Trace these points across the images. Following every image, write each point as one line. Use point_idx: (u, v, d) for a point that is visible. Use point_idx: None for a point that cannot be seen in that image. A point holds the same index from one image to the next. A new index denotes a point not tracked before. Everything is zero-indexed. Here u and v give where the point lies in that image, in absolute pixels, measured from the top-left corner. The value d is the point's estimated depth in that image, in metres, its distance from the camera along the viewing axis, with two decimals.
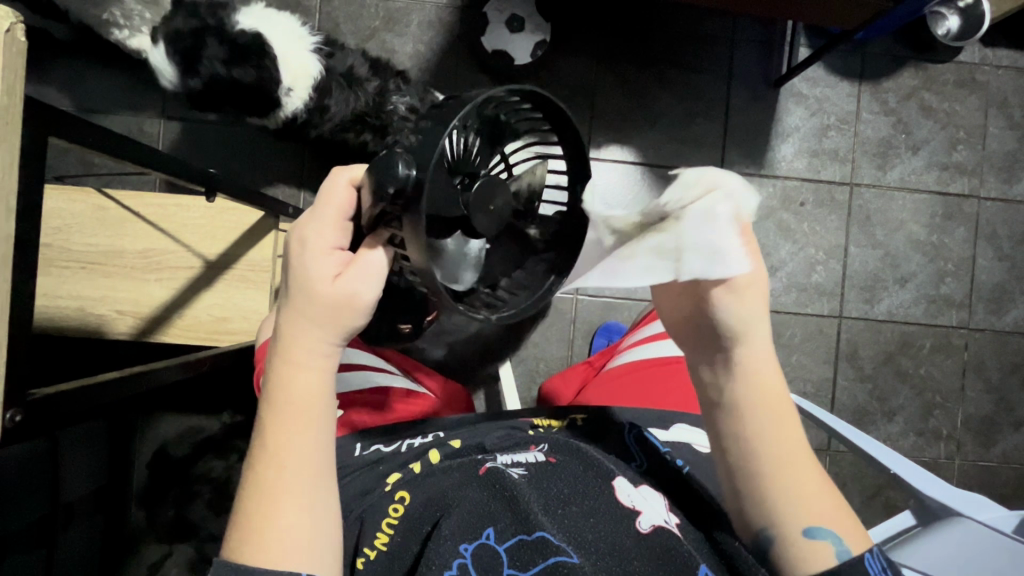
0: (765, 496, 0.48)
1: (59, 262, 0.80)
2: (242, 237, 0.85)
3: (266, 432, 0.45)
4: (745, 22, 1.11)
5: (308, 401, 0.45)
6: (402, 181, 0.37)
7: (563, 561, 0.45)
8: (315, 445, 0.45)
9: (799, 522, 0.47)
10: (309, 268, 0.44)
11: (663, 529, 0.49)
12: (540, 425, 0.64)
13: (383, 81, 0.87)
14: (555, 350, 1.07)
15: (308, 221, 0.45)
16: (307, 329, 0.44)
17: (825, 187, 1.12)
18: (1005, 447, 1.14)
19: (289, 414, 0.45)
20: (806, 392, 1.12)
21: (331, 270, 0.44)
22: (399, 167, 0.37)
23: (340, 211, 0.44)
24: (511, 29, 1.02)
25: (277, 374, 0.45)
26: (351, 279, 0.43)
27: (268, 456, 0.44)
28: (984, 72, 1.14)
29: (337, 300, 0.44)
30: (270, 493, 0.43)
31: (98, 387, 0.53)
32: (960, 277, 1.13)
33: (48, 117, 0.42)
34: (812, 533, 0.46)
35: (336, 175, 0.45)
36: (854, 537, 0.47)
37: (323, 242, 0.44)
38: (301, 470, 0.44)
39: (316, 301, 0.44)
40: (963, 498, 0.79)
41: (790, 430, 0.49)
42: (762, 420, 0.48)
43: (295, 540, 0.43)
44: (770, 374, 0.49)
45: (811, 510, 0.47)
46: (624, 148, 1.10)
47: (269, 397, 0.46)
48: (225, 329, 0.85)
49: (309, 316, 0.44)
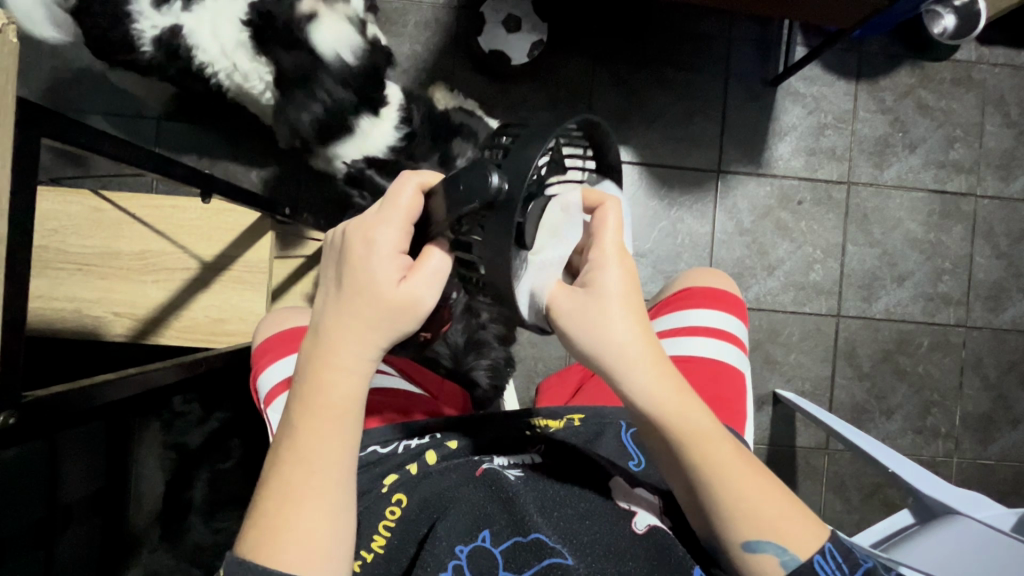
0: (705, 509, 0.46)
1: (55, 264, 0.81)
2: (239, 238, 0.85)
3: (297, 431, 0.43)
4: (742, 21, 1.11)
5: (345, 404, 0.44)
6: (494, 192, 0.35)
7: (557, 562, 0.45)
8: (344, 450, 0.44)
9: (738, 535, 0.44)
10: (369, 268, 0.42)
11: (658, 529, 0.50)
12: (536, 425, 0.62)
13: (446, 150, 0.87)
14: (554, 350, 1.08)
15: (374, 221, 0.43)
16: (357, 332, 0.43)
17: (822, 185, 1.13)
18: (1003, 444, 1.15)
19: (326, 418, 0.43)
20: (804, 390, 1.13)
21: (394, 274, 0.42)
22: (492, 178, 0.35)
23: (407, 214, 0.42)
24: (507, 29, 1.02)
25: (317, 374, 0.43)
26: (415, 285, 0.42)
27: (299, 456, 0.43)
28: (980, 70, 1.14)
29: (395, 306, 0.42)
30: (291, 496, 0.42)
31: (95, 389, 0.53)
32: (957, 275, 1.14)
33: (42, 119, 0.42)
34: (752, 548, 0.44)
35: (405, 178, 0.43)
36: (799, 543, 0.43)
37: (389, 243, 0.42)
38: (329, 474, 0.43)
39: (373, 303, 0.42)
40: (963, 497, 0.80)
41: (713, 439, 0.46)
42: (685, 446, 0.46)
43: (313, 545, 0.42)
44: (672, 386, 0.46)
45: (752, 524, 0.44)
46: (621, 148, 1.10)
47: (305, 397, 0.44)
48: (222, 330, 0.84)
49: (363, 318, 0.42)
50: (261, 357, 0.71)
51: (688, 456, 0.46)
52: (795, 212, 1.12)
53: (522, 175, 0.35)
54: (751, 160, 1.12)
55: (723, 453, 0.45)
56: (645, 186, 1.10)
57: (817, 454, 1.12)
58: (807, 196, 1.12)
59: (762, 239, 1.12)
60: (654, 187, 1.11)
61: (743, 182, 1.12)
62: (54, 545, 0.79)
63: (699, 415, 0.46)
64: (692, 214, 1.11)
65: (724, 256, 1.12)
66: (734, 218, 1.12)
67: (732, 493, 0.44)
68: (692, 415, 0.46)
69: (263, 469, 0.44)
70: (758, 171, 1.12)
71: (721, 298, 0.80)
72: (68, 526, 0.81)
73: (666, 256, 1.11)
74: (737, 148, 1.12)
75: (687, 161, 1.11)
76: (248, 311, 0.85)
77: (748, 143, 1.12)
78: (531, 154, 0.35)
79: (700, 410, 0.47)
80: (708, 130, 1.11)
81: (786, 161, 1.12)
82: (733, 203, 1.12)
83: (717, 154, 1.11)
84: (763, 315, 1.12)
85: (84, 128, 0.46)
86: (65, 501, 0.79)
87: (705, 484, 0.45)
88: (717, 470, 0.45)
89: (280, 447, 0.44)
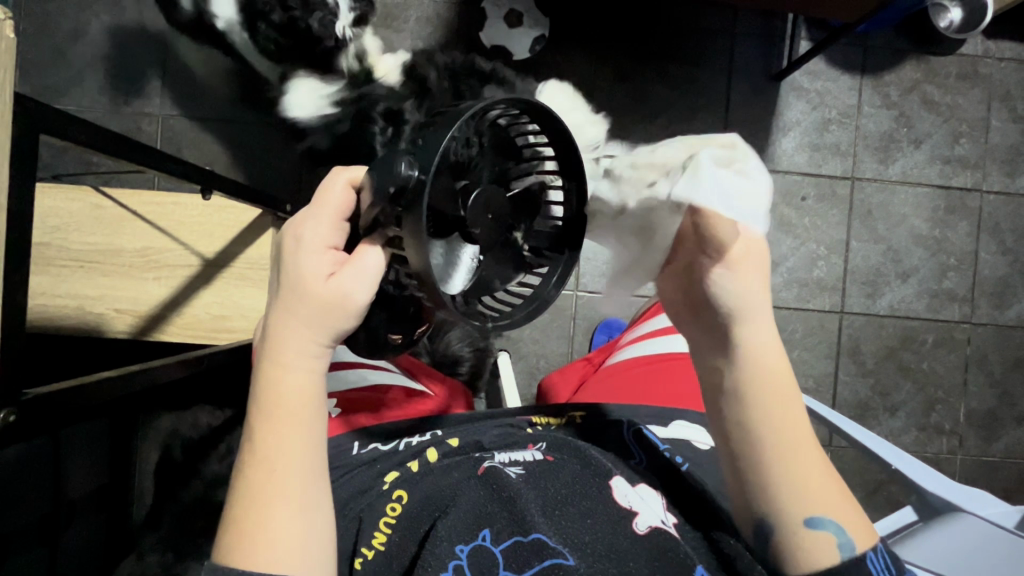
0: (784, 466, 0.47)
1: (57, 261, 0.80)
2: (239, 235, 0.84)
3: (255, 431, 0.43)
4: (746, 15, 1.10)
5: (299, 402, 0.44)
6: (403, 180, 0.38)
7: (558, 563, 0.45)
8: (308, 445, 0.44)
9: (806, 508, 0.46)
10: (300, 263, 0.43)
11: (660, 530, 0.50)
12: (538, 423, 0.63)
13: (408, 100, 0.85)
14: (555, 346, 1.07)
15: (303, 220, 0.44)
16: (302, 330, 0.43)
17: (827, 180, 1.12)
18: (1007, 441, 1.14)
19: (280, 416, 0.43)
20: (807, 387, 1.12)
21: (326, 269, 0.43)
22: (400, 167, 0.39)
23: (338, 209, 0.44)
24: (509, 24, 1.03)
25: (266, 374, 0.44)
26: (345, 278, 0.43)
27: (257, 456, 0.43)
28: (986, 65, 1.13)
29: (329, 301, 0.43)
30: (258, 496, 0.42)
31: (95, 386, 0.52)
32: (962, 271, 1.13)
33: (42, 114, 0.41)
34: (813, 522, 0.46)
35: (336, 176, 0.45)
36: (858, 533, 0.46)
37: (318, 240, 0.43)
38: (294, 476, 0.43)
39: (308, 299, 0.43)
40: (966, 493, 0.79)
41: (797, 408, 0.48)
42: (772, 406, 0.47)
43: (285, 542, 0.42)
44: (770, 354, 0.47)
45: (818, 503, 0.46)
46: (624, 144, 1.09)
47: (258, 397, 0.44)
48: (225, 327, 0.84)
49: (300, 313, 0.43)
50: None
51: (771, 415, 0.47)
52: (799, 208, 1.12)
53: (427, 162, 0.38)
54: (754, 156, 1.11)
55: (800, 435, 0.47)
56: None
57: (820, 452, 1.12)
58: (811, 191, 1.12)
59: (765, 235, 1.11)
60: None
61: None
62: (56, 541, 0.79)
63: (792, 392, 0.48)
64: None
65: None
66: None
67: (802, 469, 0.47)
68: (783, 390, 0.48)
69: (232, 476, 0.44)
70: None
71: None
72: (70, 522, 0.81)
73: None
74: None
75: None
76: (248, 308, 0.85)
77: (751, 139, 1.11)
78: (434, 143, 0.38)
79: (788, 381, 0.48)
80: (712, 126, 1.11)
81: (789, 156, 1.11)
82: None
83: None
84: None
85: (83, 126, 0.45)
86: (68, 498, 0.80)
87: (780, 472, 0.47)
88: (794, 433, 0.47)
89: (243, 450, 0.44)
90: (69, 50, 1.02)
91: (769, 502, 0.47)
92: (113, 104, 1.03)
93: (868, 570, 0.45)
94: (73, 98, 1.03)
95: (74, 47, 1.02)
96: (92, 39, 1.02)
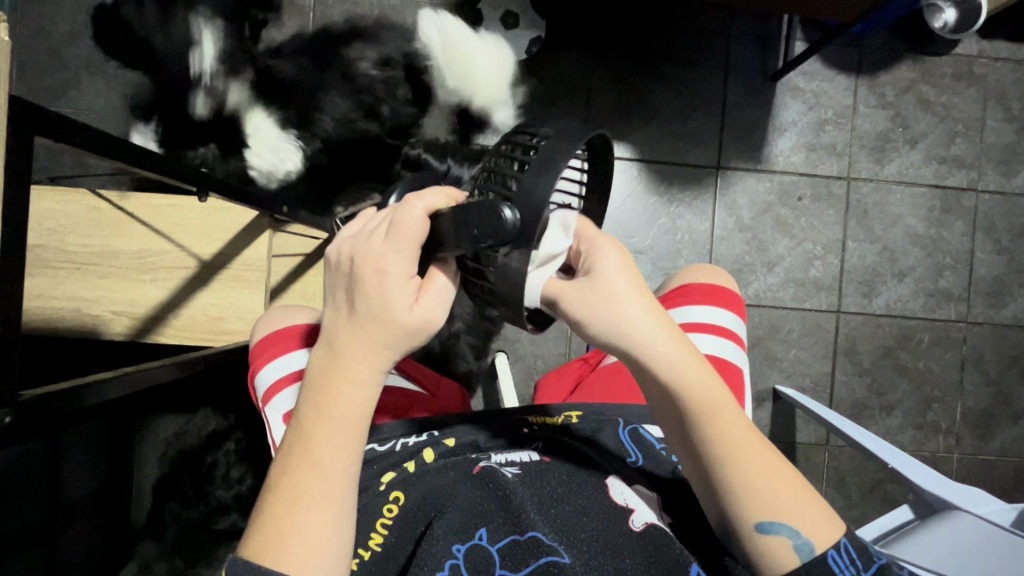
0: (725, 472, 0.45)
1: (54, 263, 0.81)
2: (237, 237, 0.85)
3: (313, 439, 0.44)
4: (742, 15, 1.11)
5: (360, 414, 0.45)
6: (507, 229, 0.36)
7: (554, 561, 0.45)
8: (358, 455, 0.45)
9: (753, 515, 0.44)
10: (383, 292, 0.42)
11: (655, 526, 0.50)
12: (534, 422, 0.63)
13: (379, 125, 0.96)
14: (553, 347, 1.08)
15: (381, 249, 0.42)
16: (379, 352, 0.44)
17: (823, 180, 1.12)
18: (1004, 440, 1.14)
19: (343, 426, 0.44)
20: (804, 386, 1.12)
21: (408, 298, 0.42)
22: (505, 212, 0.36)
23: (416, 238, 0.41)
24: (505, 25, 1.04)
25: (333, 386, 0.44)
26: (429, 307, 0.43)
27: (310, 462, 0.43)
28: (982, 65, 1.14)
29: (411, 328, 0.43)
30: (305, 501, 0.42)
31: (91, 387, 0.52)
32: (959, 270, 1.14)
33: (37, 116, 0.41)
34: (765, 529, 0.44)
35: (411, 200, 0.42)
36: (816, 532, 0.44)
37: (400, 271, 0.42)
38: (340, 482, 0.44)
39: (391, 327, 0.43)
40: (961, 491, 0.79)
41: (729, 413, 0.46)
42: (699, 418, 0.45)
43: (320, 544, 0.42)
44: (684, 358, 0.45)
45: (765, 506, 0.44)
46: (621, 145, 1.10)
47: (322, 408, 0.44)
48: (221, 329, 0.85)
49: (379, 337, 0.43)
50: (259, 356, 0.70)
51: (704, 424, 0.45)
52: (795, 208, 1.12)
53: (535, 210, 0.36)
54: (751, 156, 1.11)
55: (741, 438, 0.45)
56: (647, 184, 1.10)
57: (817, 451, 1.12)
58: (807, 191, 1.12)
59: (762, 234, 1.12)
60: (655, 184, 1.10)
61: (743, 178, 1.11)
62: (54, 542, 0.79)
63: (718, 391, 0.46)
64: (691, 210, 1.11)
65: (724, 252, 1.11)
66: (734, 215, 1.11)
67: (747, 474, 0.44)
68: (711, 393, 0.46)
69: (271, 476, 0.44)
70: (758, 167, 1.12)
71: (720, 293, 0.79)
72: (69, 522, 0.82)
73: (666, 251, 1.11)
74: (736, 144, 1.11)
75: (685, 158, 1.11)
76: (245, 309, 0.85)
77: (748, 139, 1.11)
78: (545, 185, 0.36)
79: (717, 383, 0.46)
80: (708, 126, 1.11)
81: (785, 156, 1.12)
82: (733, 199, 1.11)
83: (717, 152, 1.11)
84: (762, 311, 1.12)
85: (79, 128, 0.45)
86: (67, 499, 0.80)
87: (727, 486, 0.45)
88: (731, 441, 0.45)
89: (292, 454, 0.44)
90: (65, 52, 1.02)
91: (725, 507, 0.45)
92: (109, 105, 1.03)
93: (832, 570, 0.43)
94: (70, 100, 1.03)
95: (70, 48, 1.02)
96: (89, 41, 1.02)
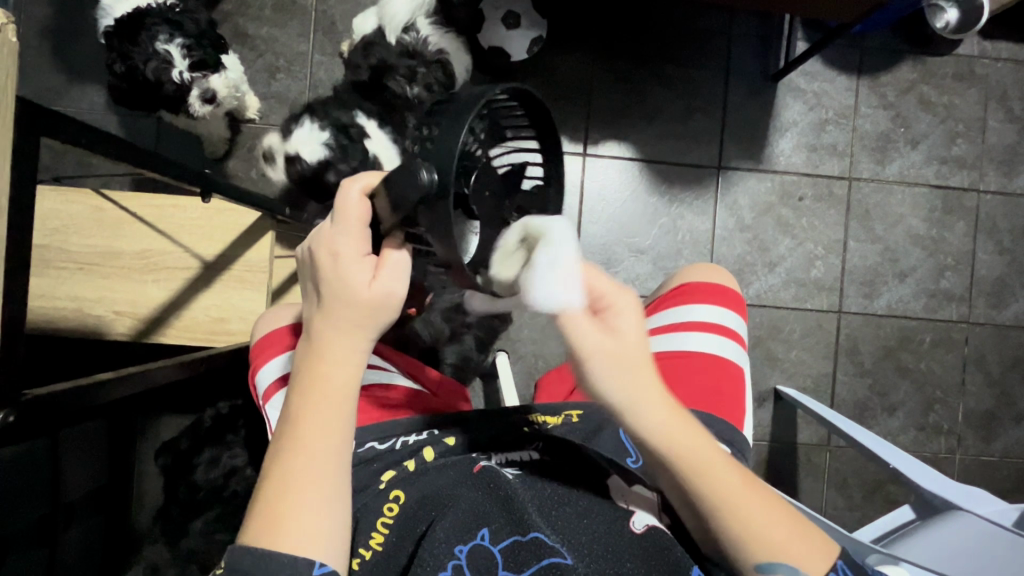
0: (717, 521, 0.45)
1: (57, 264, 0.81)
2: (239, 237, 0.85)
3: (300, 427, 0.44)
4: (742, 17, 1.11)
5: (341, 397, 0.45)
6: (425, 187, 0.37)
7: (557, 561, 0.45)
8: (345, 438, 0.45)
9: (755, 558, 0.44)
10: (340, 274, 0.43)
11: (656, 529, 0.50)
12: (535, 422, 0.63)
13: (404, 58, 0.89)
14: (554, 346, 1.08)
15: (331, 234, 0.44)
16: (349, 333, 0.44)
17: (823, 181, 1.12)
18: (1006, 441, 1.14)
19: (329, 409, 0.44)
20: (805, 386, 1.12)
21: (365, 275, 0.44)
22: (421, 173, 0.37)
23: (361, 217, 0.43)
24: (506, 26, 1.00)
25: (312, 373, 0.45)
26: (386, 280, 0.43)
27: (297, 448, 0.43)
28: (983, 65, 1.14)
29: (374, 304, 0.44)
30: (297, 488, 0.42)
31: (96, 388, 0.52)
32: (960, 271, 1.13)
33: (43, 118, 0.41)
34: (765, 570, 0.44)
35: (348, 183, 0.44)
36: (814, 564, 0.44)
37: (351, 250, 0.43)
38: (329, 466, 0.44)
39: (353, 305, 0.44)
40: (961, 491, 0.79)
41: (719, 467, 0.45)
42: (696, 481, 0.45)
43: (314, 529, 0.42)
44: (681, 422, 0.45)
45: (764, 549, 0.44)
46: (622, 145, 1.10)
47: (304, 395, 0.44)
48: (222, 329, 0.84)
49: (347, 318, 0.44)
50: (260, 353, 0.70)
51: (696, 482, 0.45)
52: (796, 208, 1.12)
53: (446, 161, 0.37)
54: (752, 157, 1.11)
55: (735, 487, 0.45)
56: (648, 184, 1.10)
57: (819, 451, 1.12)
58: (808, 192, 1.12)
59: (763, 235, 1.12)
60: (655, 183, 1.10)
61: (743, 178, 1.11)
62: (56, 542, 0.79)
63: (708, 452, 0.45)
64: (693, 210, 1.11)
65: (725, 253, 1.11)
66: (735, 215, 1.11)
67: (743, 522, 0.44)
68: (701, 451, 0.45)
69: (263, 470, 0.44)
70: (759, 167, 1.12)
71: (723, 293, 0.79)
72: (70, 522, 0.82)
73: (668, 251, 1.11)
74: (738, 145, 1.11)
75: (687, 158, 1.11)
76: (247, 310, 0.85)
77: (749, 139, 1.11)
78: (450, 140, 0.37)
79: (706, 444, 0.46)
80: (710, 126, 1.11)
81: (786, 156, 1.12)
82: (734, 199, 1.11)
83: (717, 151, 1.11)
84: (764, 311, 1.12)
85: (83, 128, 0.45)
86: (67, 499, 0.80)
87: (718, 523, 0.45)
88: (724, 496, 0.45)
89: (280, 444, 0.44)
90: (68, 53, 1.02)
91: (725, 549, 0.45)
92: (111, 106, 1.03)
93: None
94: (74, 100, 1.03)
95: (73, 49, 1.02)
96: (92, 42, 1.02)
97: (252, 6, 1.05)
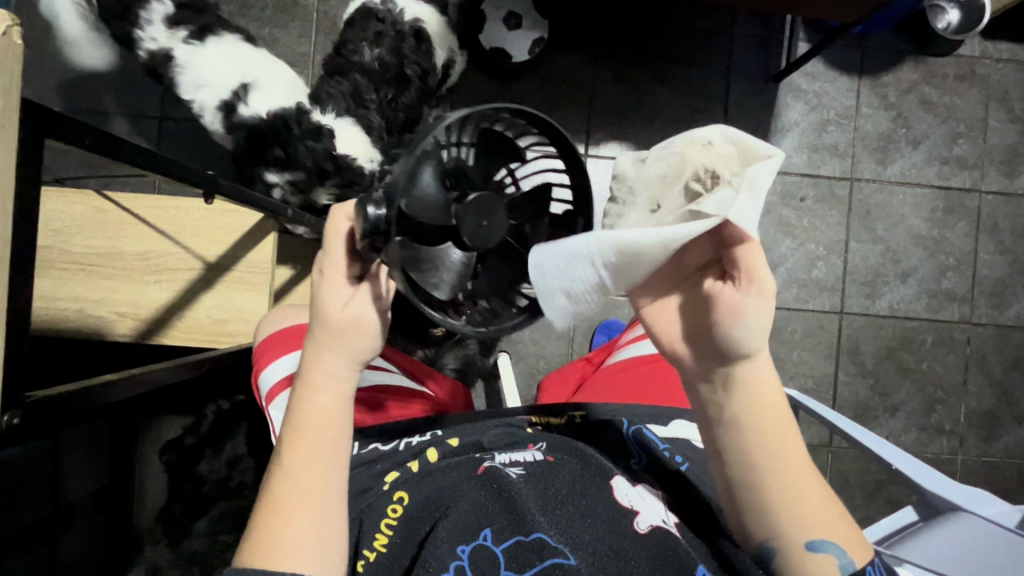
0: (765, 501, 0.47)
1: (59, 264, 0.81)
2: (242, 238, 0.85)
3: (291, 451, 0.47)
4: (743, 17, 1.11)
5: (326, 419, 0.47)
6: (371, 222, 0.42)
7: (559, 562, 0.45)
8: (331, 460, 0.47)
9: (801, 537, 0.46)
10: (320, 300, 0.46)
11: (660, 530, 0.50)
12: (537, 423, 0.64)
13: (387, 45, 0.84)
14: (556, 347, 1.08)
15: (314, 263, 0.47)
16: (332, 357, 0.47)
17: (825, 181, 1.12)
18: (1007, 441, 1.14)
19: (316, 433, 0.47)
20: (807, 387, 1.12)
21: (342, 299, 0.46)
22: (368, 209, 0.42)
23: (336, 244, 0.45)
24: (508, 26, 1.01)
25: (300, 398, 0.48)
26: (360, 306, 0.46)
27: (287, 472, 0.46)
28: (983, 66, 1.14)
29: (351, 329, 0.46)
30: (285, 512, 0.45)
31: (100, 388, 0.53)
32: (961, 271, 1.14)
33: (48, 119, 0.41)
34: (815, 548, 0.46)
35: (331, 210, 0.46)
36: (855, 551, 0.46)
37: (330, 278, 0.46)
38: (316, 488, 0.46)
39: (331, 330, 0.46)
40: (963, 491, 0.79)
41: (792, 449, 0.47)
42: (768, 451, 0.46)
43: (299, 551, 0.44)
44: (770, 392, 0.47)
45: (816, 528, 0.46)
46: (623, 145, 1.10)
47: (294, 420, 0.47)
48: (224, 331, 0.84)
49: (329, 344, 0.47)
50: (262, 355, 0.70)
51: (770, 459, 0.46)
52: (797, 209, 1.12)
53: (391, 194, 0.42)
54: None
55: (797, 469, 0.46)
56: None
57: (820, 452, 1.12)
58: (809, 192, 1.12)
59: (764, 235, 1.12)
60: None
61: None
62: (57, 542, 0.79)
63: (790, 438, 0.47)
64: None
65: None
66: None
67: (802, 503, 0.46)
68: (785, 437, 0.47)
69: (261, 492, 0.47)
70: None
71: None
72: (71, 523, 0.82)
73: None
74: None
75: None
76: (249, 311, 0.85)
77: None
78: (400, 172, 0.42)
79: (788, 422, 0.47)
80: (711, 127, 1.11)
81: (788, 157, 1.12)
82: None
83: None
84: None
85: (87, 129, 0.45)
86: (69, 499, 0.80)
87: (776, 505, 0.46)
88: (794, 475, 0.46)
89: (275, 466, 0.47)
90: None
91: (768, 529, 0.47)
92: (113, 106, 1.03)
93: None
94: None
95: None
96: None
97: (254, 8, 1.05)
